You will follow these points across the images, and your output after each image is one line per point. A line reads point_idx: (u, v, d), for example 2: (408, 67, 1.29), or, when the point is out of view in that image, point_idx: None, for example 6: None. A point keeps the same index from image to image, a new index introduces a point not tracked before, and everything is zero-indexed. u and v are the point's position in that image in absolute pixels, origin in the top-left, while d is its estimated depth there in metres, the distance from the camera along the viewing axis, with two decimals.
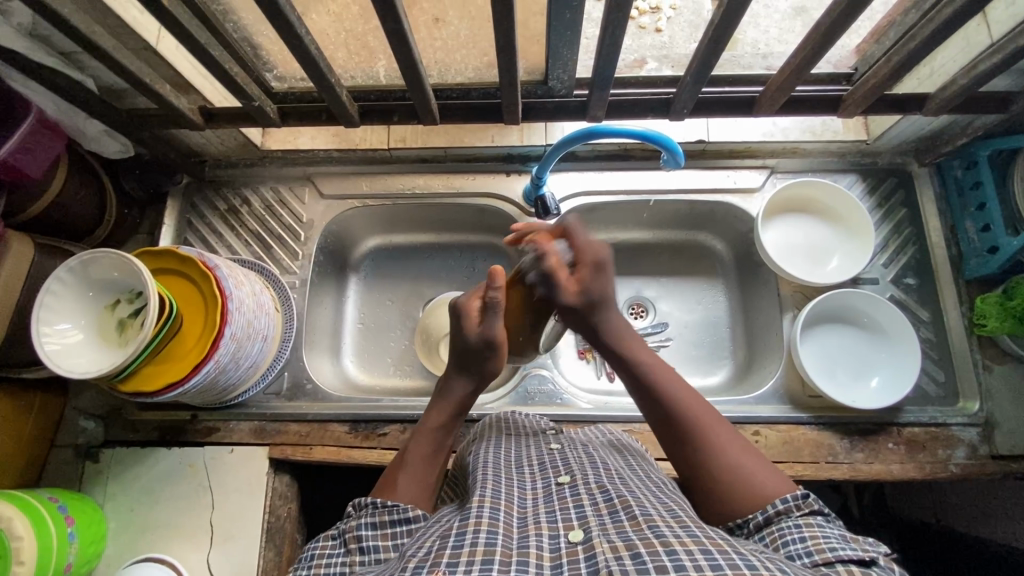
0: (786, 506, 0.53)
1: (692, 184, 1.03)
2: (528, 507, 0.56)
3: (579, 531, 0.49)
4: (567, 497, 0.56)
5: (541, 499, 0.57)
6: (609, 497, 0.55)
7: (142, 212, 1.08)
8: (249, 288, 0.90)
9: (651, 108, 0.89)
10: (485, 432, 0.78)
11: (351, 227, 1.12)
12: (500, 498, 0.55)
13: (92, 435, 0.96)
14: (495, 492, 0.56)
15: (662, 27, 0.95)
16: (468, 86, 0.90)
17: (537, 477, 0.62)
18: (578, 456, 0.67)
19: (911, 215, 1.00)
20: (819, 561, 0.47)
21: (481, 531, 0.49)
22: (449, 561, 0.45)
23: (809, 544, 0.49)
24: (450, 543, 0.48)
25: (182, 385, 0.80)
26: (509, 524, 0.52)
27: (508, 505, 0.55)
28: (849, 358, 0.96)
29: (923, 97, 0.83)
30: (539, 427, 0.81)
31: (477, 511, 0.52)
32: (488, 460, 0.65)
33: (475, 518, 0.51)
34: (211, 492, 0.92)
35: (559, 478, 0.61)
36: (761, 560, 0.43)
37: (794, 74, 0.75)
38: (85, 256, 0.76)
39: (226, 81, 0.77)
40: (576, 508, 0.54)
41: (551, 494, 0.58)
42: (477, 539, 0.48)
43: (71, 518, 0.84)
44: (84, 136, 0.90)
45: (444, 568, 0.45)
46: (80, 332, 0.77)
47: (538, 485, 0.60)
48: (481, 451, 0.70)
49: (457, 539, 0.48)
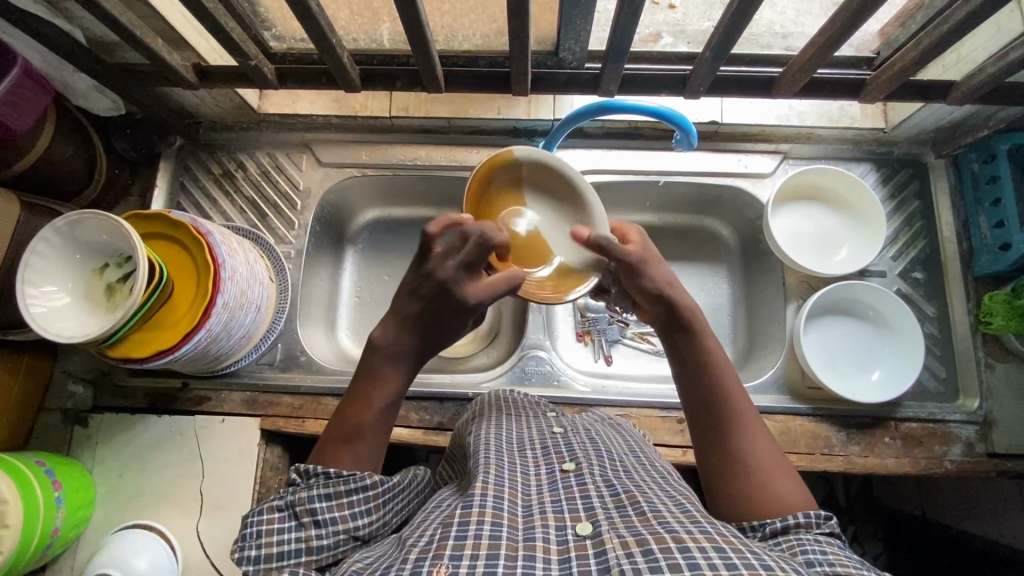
0: (808, 521, 0.51)
1: (702, 166, 1.00)
2: (533, 494, 0.55)
3: (587, 524, 0.48)
4: (572, 486, 0.55)
5: (547, 486, 0.56)
6: (616, 491, 0.53)
7: (133, 173, 1.05)
8: (242, 256, 0.87)
9: (666, 84, 0.85)
10: (485, 410, 0.77)
11: (349, 197, 1.09)
12: (503, 485, 0.54)
13: (81, 399, 0.95)
14: (498, 479, 0.55)
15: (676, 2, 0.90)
16: (475, 54, 0.87)
17: (540, 462, 0.61)
18: (582, 442, 0.66)
19: (923, 208, 0.98)
20: (840, 571, 0.44)
21: (484, 523, 0.47)
22: (451, 554, 0.44)
23: (832, 558, 0.46)
24: (453, 534, 0.46)
25: (173, 352, 0.78)
26: (514, 513, 0.50)
27: (513, 493, 0.53)
28: (853, 352, 0.95)
29: (949, 84, 0.80)
30: (538, 408, 0.80)
31: (480, 499, 0.51)
32: (490, 442, 0.64)
33: (477, 507, 0.49)
34: (201, 462, 0.91)
35: (565, 466, 0.59)
36: (775, 560, 0.42)
37: (818, 56, 0.72)
38: (71, 218, 0.73)
39: (221, 37, 0.73)
40: (583, 498, 0.53)
41: (557, 481, 0.57)
42: (481, 532, 0.46)
43: (59, 482, 0.83)
44: (71, 90, 0.86)
45: (447, 563, 0.43)
46: (67, 295, 0.75)
47: (542, 471, 0.59)
48: (481, 431, 0.68)
49: (460, 530, 0.46)
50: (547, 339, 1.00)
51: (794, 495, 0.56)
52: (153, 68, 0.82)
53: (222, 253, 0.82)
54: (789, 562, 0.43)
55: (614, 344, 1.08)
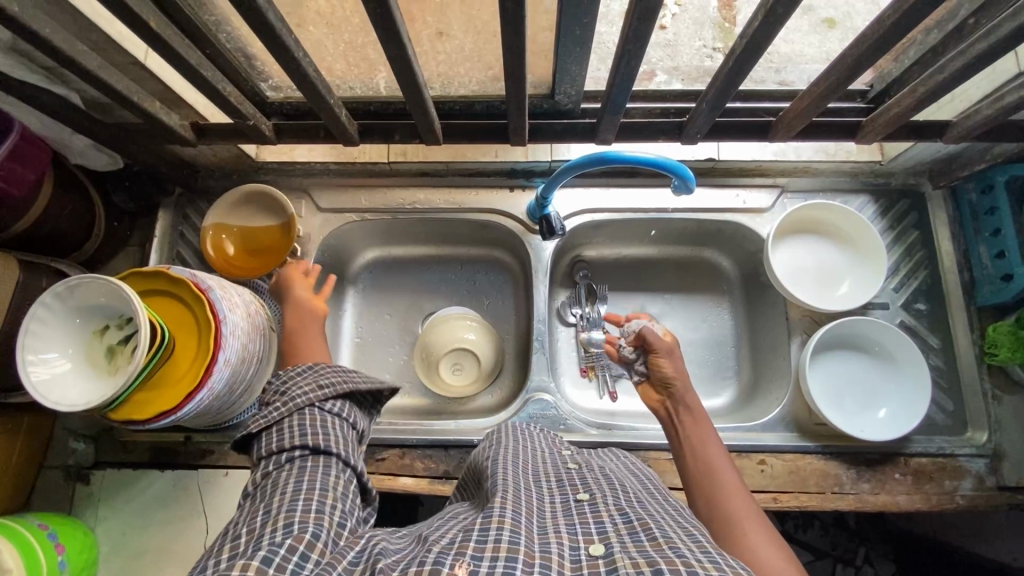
0: None
1: (702, 202, 1.00)
2: (548, 517, 0.54)
3: (600, 545, 0.48)
4: (585, 513, 0.55)
5: (561, 512, 0.55)
6: (629, 518, 0.53)
7: (133, 224, 1.05)
8: (242, 308, 0.87)
9: (663, 130, 0.85)
10: (499, 439, 0.76)
11: (348, 240, 1.09)
12: (520, 503, 0.54)
13: (82, 456, 0.94)
14: (514, 496, 0.55)
15: (666, 24, 0.95)
16: (472, 99, 0.88)
17: (555, 492, 0.60)
18: (596, 478, 0.65)
19: (923, 238, 0.98)
20: None
21: (504, 529, 0.48)
22: (473, 555, 0.45)
23: None
24: (475, 539, 0.47)
25: (176, 413, 0.77)
26: (530, 529, 0.50)
27: (529, 512, 0.53)
28: (856, 389, 0.94)
29: (945, 123, 0.80)
30: (556, 444, 0.79)
31: (499, 510, 0.51)
32: (507, 468, 0.64)
33: (497, 517, 0.50)
34: (206, 517, 0.90)
35: (579, 496, 0.59)
36: None
37: (815, 103, 0.72)
38: (70, 282, 0.72)
39: (218, 99, 0.73)
40: (596, 523, 0.52)
41: (570, 509, 0.56)
42: (501, 536, 0.47)
43: (61, 545, 0.82)
44: (70, 149, 0.86)
45: (469, 561, 0.44)
46: (68, 361, 0.74)
47: (557, 499, 0.59)
48: (494, 457, 0.68)
49: (481, 535, 0.47)
50: (551, 380, 0.99)
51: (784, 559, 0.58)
52: (150, 128, 0.82)
53: (221, 307, 0.82)
54: None
55: (618, 380, 1.07)
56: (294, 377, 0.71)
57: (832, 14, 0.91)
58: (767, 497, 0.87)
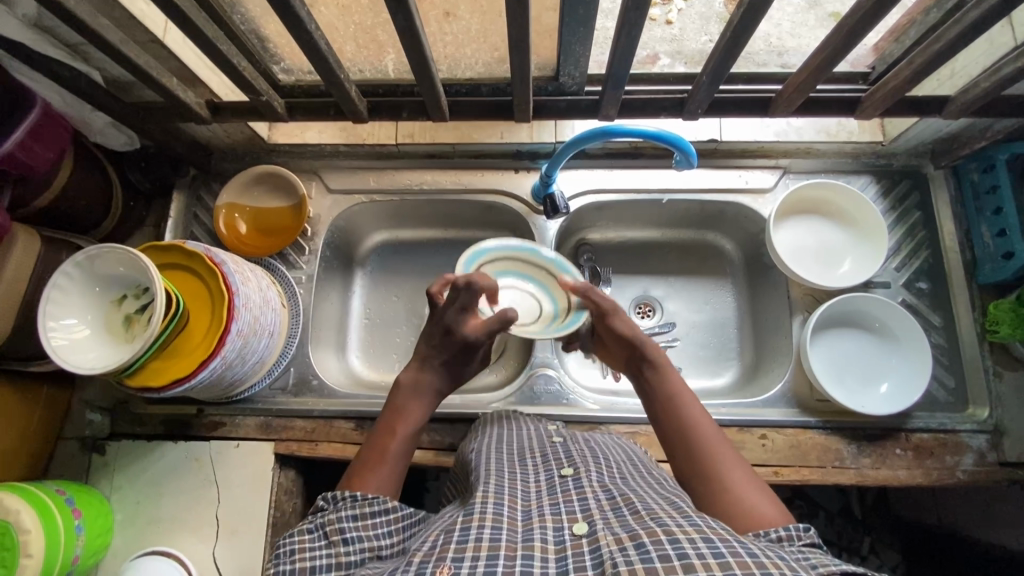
0: (789, 533, 0.52)
1: (704, 183, 1.02)
2: (532, 499, 0.54)
3: (583, 524, 0.48)
4: (570, 489, 0.55)
5: (545, 490, 0.56)
6: (612, 494, 0.53)
7: (148, 205, 1.08)
8: (255, 284, 0.89)
9: (665, 107, 0.87)
10: (484, 428, 0.76)
11: (357, 222, 1.11)
12: (503, 493, 0.54)
13: (98, 428, 0.97)
14: (498, 487, 0.55)
15: (673, 19, 0.95)
16: (478, 81, 0.91)
17: (539, 469, 0.61)
18: (580, 449, 0.65)
19: (925, 218, 0.99)
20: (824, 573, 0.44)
21: (485, 527, 0.48)
22: (454, 557, 0.45)
23: (816, 561, 0.46)
24: (456, 538, 0.47)
25: (190, 380, 0.79)
26: (513, 517, 0.50)
27: (513, 499, 0.53)
28: (859, 364, 0.95)
29: (944, 98, 0.82)
30: (538, 420, 0.79)
31: (480, 507, 0.50)
32: (492, 457, 0.63)
33: (477, 514, 0.49)
34: (217, 487, 0.93)
35: (563, 470, 0.59)
36: (760, 548, 0.43)
37: (814, 76, 0.74)
38: (90, 252, 0.75)
39: (233, 75, 0.76)
40: (580, 500, 0.52)
41: (555, 486, 0.56)
42: (481, 534, 0.47)
43: (78, 511, 0.84)
44: (90, 128, 0.89)
45: (450, 564, 0.44)
46: (85, 328, 0.77)
47: (541, 477, 0.59)
48: (482, 446, 0.68)
49: (462, 534, 0.47)
50: (554, 358, 1.01)
51: (770, 506, 0.58)
52: (168, 106, 0.85)
53: (234, 279, 0.84)
54: (774, 551, 0.44)
55: None
56: (362, 530, 0.58)
57: (838, 9, 0.88)
58: (768, 470, 0.88)
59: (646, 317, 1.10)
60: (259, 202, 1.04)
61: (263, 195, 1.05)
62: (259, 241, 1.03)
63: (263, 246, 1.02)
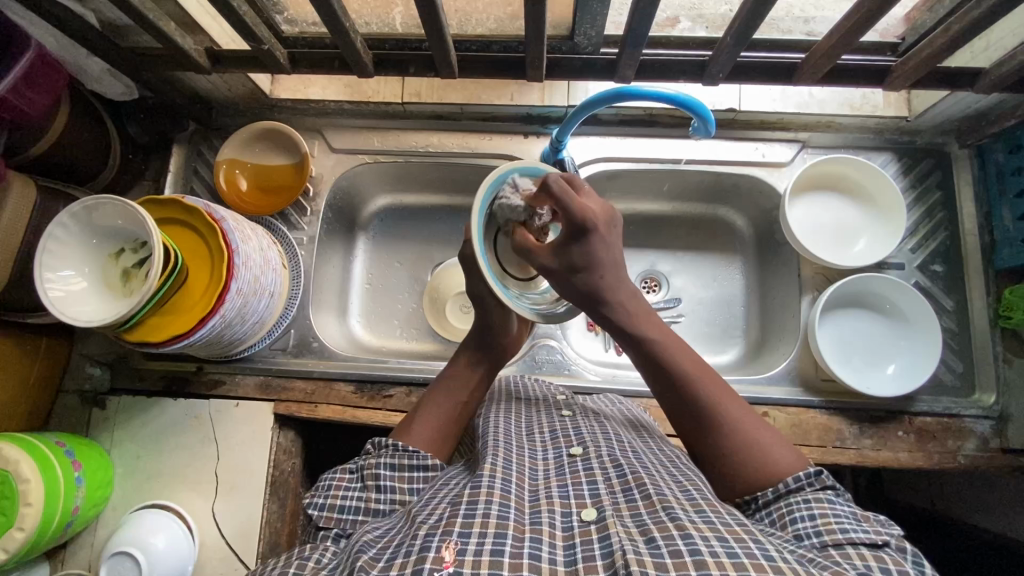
0: (800, 484, 0.53)
1: (719, 155, 0.98)
2: (540, 479, 0.53)
3: (592, 510, 0.47)
4: (578, 471, 0.54)
5: (553, 471, 0.55)
6: (623, 473, 0.52)
7: (147, 159, 1.05)
8: (255, 244, 0.87)
9: (684, 70, 0.83)
10: (494, 394, 0.74)
11: (360, 184, 1.09)
12: (512, 469, 0.53)
13: (98, 381, 0.97)
14: (506, 462, 0.54)
15: None
16: (489, 38, 0.85)
17: (547, 446, 0.59)
18: (590, 427, 0.64)
19: (945, 199, 0.96)
20: (828, 542, 0.47)
21: (493, 503, 0.47)
22: (460, 532, 0.44)
23: (820, 525, 0.49)
24: (462, 512, 0.46)
25: (188, 338, 0.78)
26: (520, 498, 0.49)
27: (520, 477, 0.52)
28: (868, 347, 0.94)
29: (977, 71, 0.78)
30: (548, 392, 0.77)
31: (488, 481, 0.49)
32: (499, 426, 0.62)
33: (485, 488, 0.48)
34: (216, 443, 0.93)
35: (572, 450, 0.58)
36: (778, 549, 0.42)
37: (842, 41, 0.70)
38: (88, 202, 0.73)
39: (235, 21, 0.72)
40: (588, 483, 0.51)
41: (563, 466, 0.55)
42: (489, 510, 0.46)
43: (78, 462, 0.84)
44: (86, 74, 0.86)
45: (457, 539, 0.43)
46: (83, 280, 0.75)
47: (549, 455, 0.58)
48: (492, 413, 0.67)
49: (469, 508, 0.46)
50: (557, 329, 1.01)
51: (781, 454, 0.56)
52: (167, 53, 0.82)
53: (234, 239, 0.82)
54: (790, 553, 0.43)
55: None
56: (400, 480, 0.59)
57: None
58: None
59: (652, 293, 1.09)
60: (268, 157, 1.02)
61: (268, 151, 1.02)
62: (266, 199, 1.01)
63: (270, 204, 1.00)
